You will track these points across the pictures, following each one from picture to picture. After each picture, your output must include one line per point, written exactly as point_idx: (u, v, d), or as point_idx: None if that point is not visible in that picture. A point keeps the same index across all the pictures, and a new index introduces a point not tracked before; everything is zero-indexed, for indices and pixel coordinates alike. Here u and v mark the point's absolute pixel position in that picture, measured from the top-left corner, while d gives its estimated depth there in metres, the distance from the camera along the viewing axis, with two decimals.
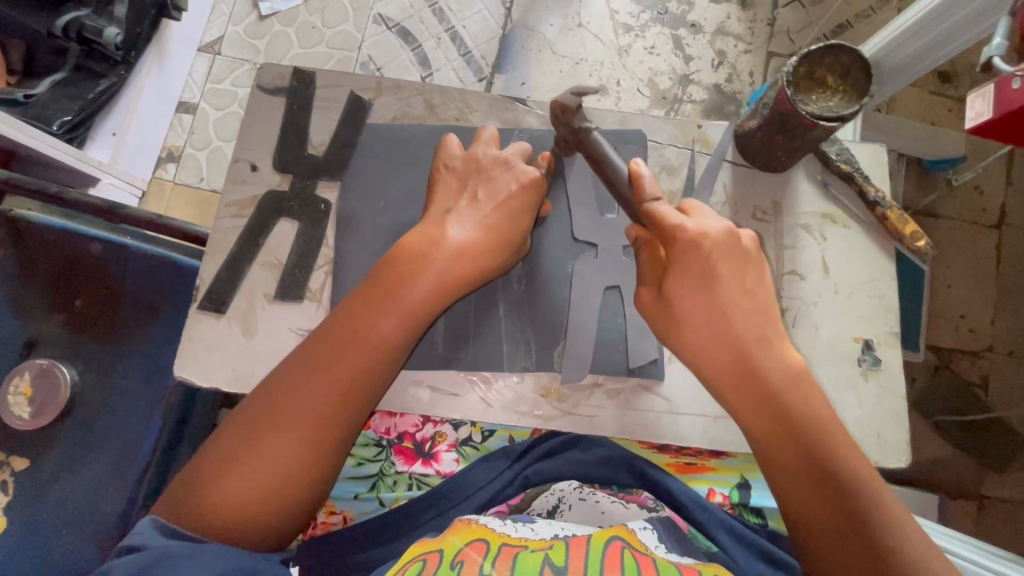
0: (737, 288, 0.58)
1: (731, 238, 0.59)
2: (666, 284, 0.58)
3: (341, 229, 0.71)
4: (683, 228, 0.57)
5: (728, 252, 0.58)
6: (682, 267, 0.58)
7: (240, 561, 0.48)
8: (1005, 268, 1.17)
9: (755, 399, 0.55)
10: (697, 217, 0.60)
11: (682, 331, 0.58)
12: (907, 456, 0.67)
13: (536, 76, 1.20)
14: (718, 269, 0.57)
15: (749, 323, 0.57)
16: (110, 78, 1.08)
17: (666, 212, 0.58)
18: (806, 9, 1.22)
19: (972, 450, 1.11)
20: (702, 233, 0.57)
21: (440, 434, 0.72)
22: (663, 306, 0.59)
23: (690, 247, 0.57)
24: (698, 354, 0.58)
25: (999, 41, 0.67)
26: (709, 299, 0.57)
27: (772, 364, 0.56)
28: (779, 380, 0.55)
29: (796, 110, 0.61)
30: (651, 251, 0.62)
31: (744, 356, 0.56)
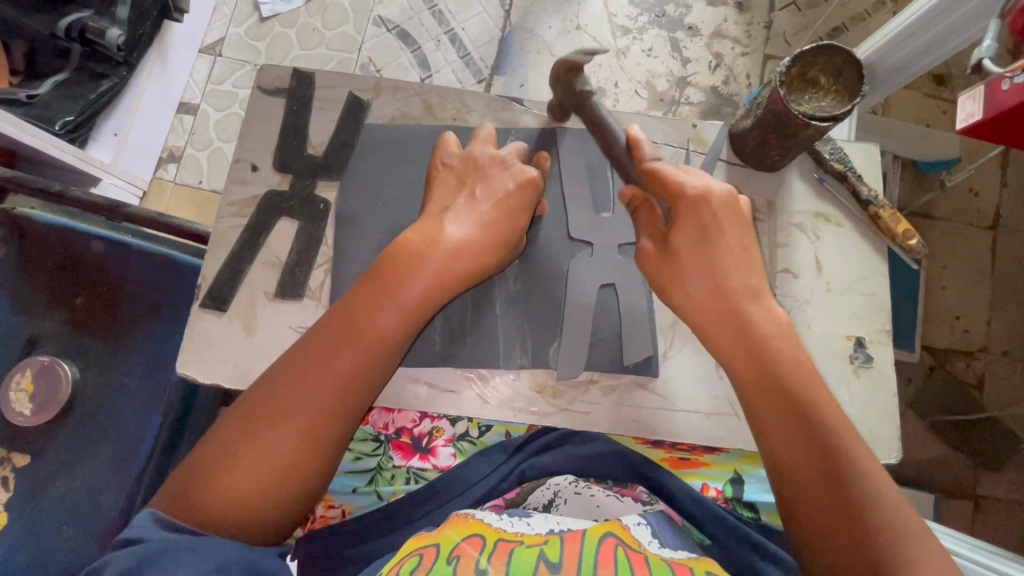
0: (737, 247, 0.61)
1: (731, 200, 0.62)
2: (672, 238, 0.61)
3: (340, 228, 0.72)
4: (690, 185, 0.60)
5: (729, 211, 0.61)
6: (688, 221, 0.60)
7: (239, 555, 0.48)
8: (999, 269, 1.18)
9: (754, 385, 0.56)
10: (698, 177, 0.63)
11: (686, 283, 0.60)
12: (898, 453, 0.68)
13: (535, 78, 1.21)
14: (721, 225, 0.60)
15: (747, 281, 0.59)
16: (112, 79, 1.10)
17: (669, 169, 0.62)
18: (802, 12, 1.23)
19: (967, 449, 1.12)
20: (707, 191, 0.61)
21: (437, 429, 0.72)
22: (667, 261, 0.61)
23: (698, 204, 0.60)
24: (699, 310, 0.59)
25: (990, 42, 0.70)
26: (711, 254, 0.60)
27: (770, 329, 0.58)
28: (780, 360, 0.56)
29: (788, 110, 0.63)
30: (650, 214, 0.64)
31: (743, 316, 0.58)
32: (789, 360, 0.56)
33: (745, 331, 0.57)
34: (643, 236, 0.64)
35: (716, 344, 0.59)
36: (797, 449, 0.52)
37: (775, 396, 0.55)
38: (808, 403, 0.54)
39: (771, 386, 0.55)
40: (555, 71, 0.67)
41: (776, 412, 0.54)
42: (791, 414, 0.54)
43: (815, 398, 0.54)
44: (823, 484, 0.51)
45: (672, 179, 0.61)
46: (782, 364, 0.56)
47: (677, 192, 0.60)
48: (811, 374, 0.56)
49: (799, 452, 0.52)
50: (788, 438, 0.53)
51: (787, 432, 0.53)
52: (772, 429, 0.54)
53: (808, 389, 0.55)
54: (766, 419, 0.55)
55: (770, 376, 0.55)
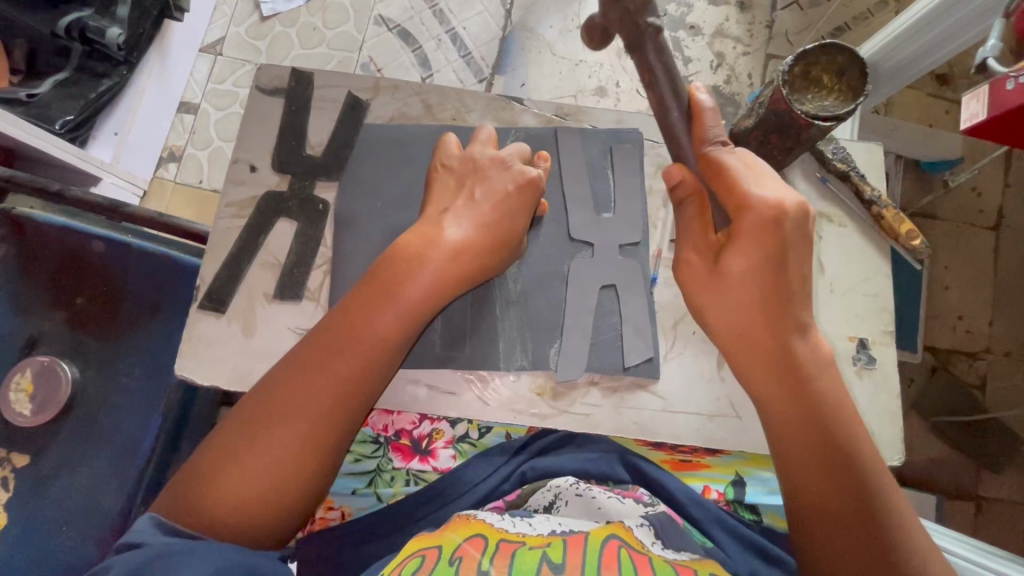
0: (798, 277, 0.55)
1: (804, 216, 0.55)
2: (726, 256, 0.55)
3: (339, 229, 0.71)
4: (760, 197, 0.54)
5: (801, 230, 0.55)
6: (749, 243, 0.54)
7: (241, 558, 0.48)
8: (1002, 269, 1.18)
9: (778, 403, 0.54)
10: (769, 184, 0.56)
11: (730, 307, 0.56)
12: (901, 455, 0.68)
13: (536, 77, 1.19)
14: (788, 253, 0.54)
15: (801, 313, 0.55)
16: (112, 78, 1.10)
17: (736, 169, 0.56)
18: (804, 11, 1.22)
19: (969, 451, 1.12)
20: (781, 208, 0.54)
21: (437, 431, 0.72)
22: (716, 279, 0.56)
23: (768, 222, 0.54)
24: (740, 335, 0.56)
25: (994, 41, 0.69)
26: (772, 280, 0.54)
27: (811, 356, 0.55)
28: (815, 384, 0.54)
29: (791, 110, 0.62)
30: (700, 209, 0.60)
31: (788, 348, 0.54)
32: (822, 381, 0.54)
33: (787, 363, 0.54)
34: (689, 241, 0.60)
35: (743, 365, 0.56)
36: (819, 473, 0.52)
37: (801, 417, 0.53)
38: (835, 428, 0.53)
39: (800, 409, 0.54)
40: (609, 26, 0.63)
41: (801, 433, 0.53)
42: (818, 438, 0.53)
43: (841, 419, 0.53)
44: (848, 518, 0.51)
45: (739, 188, 0.55)
46: (816, 390, 0.54)
47: (743, 204, 0.54)
48: (844, 402, 0.55)
49: (823, 480, 0.52)
50: (811, 461, 0.53)
51: (811, 457, 0.53)
52: (794, 448, 0.53)
53: (837, 414, 0.54)
54: (793, 444, 0.54)
55: (803, 403, 0.53)
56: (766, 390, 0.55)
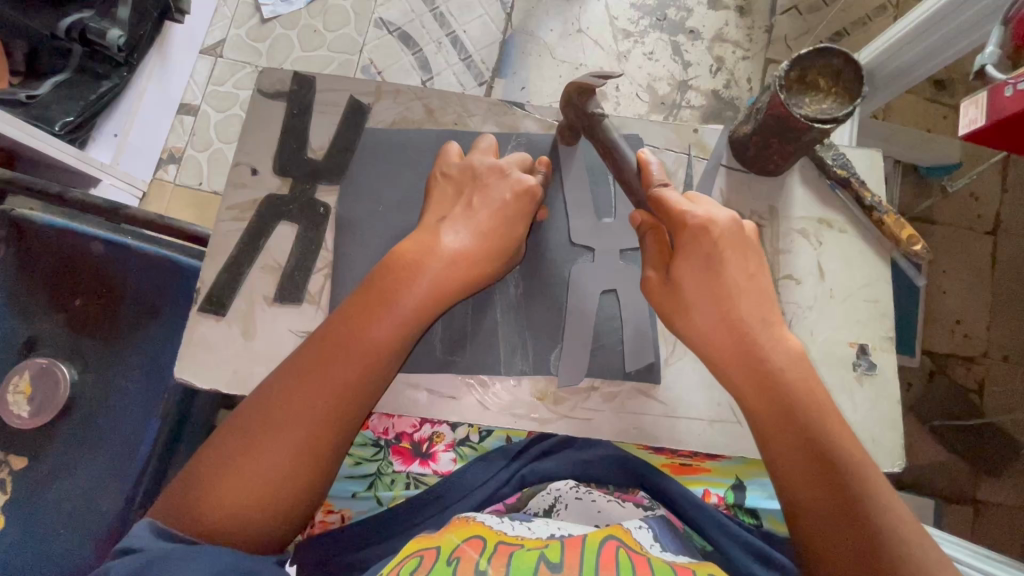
0: (742, 276, 0.59)
1: (734, 226, 0.61)
2: (674, 267, 0.60)
3: (340, 233, 0.71)
4: (692, 215, 0.59)
5: (734, 239, 0.60)
6: (690, 250, 0.59)
7: (234, 561, 0.47)
8: (999, 273, 1.18)
9: (763, 411, 0.56)
10: (703, 204, 0.61)
11: (691, 313, 0.59)
12: (902, 461, 0.68)
13: (536, 81, 1.21)
14: (725, 255, 0.59)
15: (758, 311, 0.59)
16: (113, 79, 1.09)
17: (674, 198, 0.60)
18: (804, 16, 1.23)
19: (968, 454, 1.12)
20: (709, 220, 0.59)
21: (438, 434, 0.72)
22: (671, 290, 0.60)
23: (699, 234, 0.59)
24: (707, 340, 0.59)
25: (993, 49, 0.69)
26: (715, 281, 0.59)
27: (783, 359, 0.57)
28: (794, 387, 0.56)
29: (789, 114, 0.62)
30: (658, 236, 0.63)
31: (754, 348, 0.57)
32: (796, 380, 0.56)
33: (755, 363, 0.57)
34: (648, 263, 0.63)
35: (725, 369, 0.58)
36: (807, 476, 0.53)
37: (786, 421, 0.55)
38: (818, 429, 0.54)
39: (783, 414, 0.55)
40: (565, 93, 0.67)
41: (787, 437, 0.54)
42: (800, 444, 0.54)
43: (822, 424, 0.55)
44: (841, 519, 0.51)
45: (673, 208, 0.60)
46: (797, 393, 0.56)
47: (678, 222, 0.59)
48: (826, 402, 0.56)
49: (815, 481, 0.52)
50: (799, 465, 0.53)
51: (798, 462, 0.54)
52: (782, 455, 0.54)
53: (819, 415, 0.55)
54: (783, 454, 0.54)
55: (780, 407, 0.55)
56: (751, 399, 0.57)
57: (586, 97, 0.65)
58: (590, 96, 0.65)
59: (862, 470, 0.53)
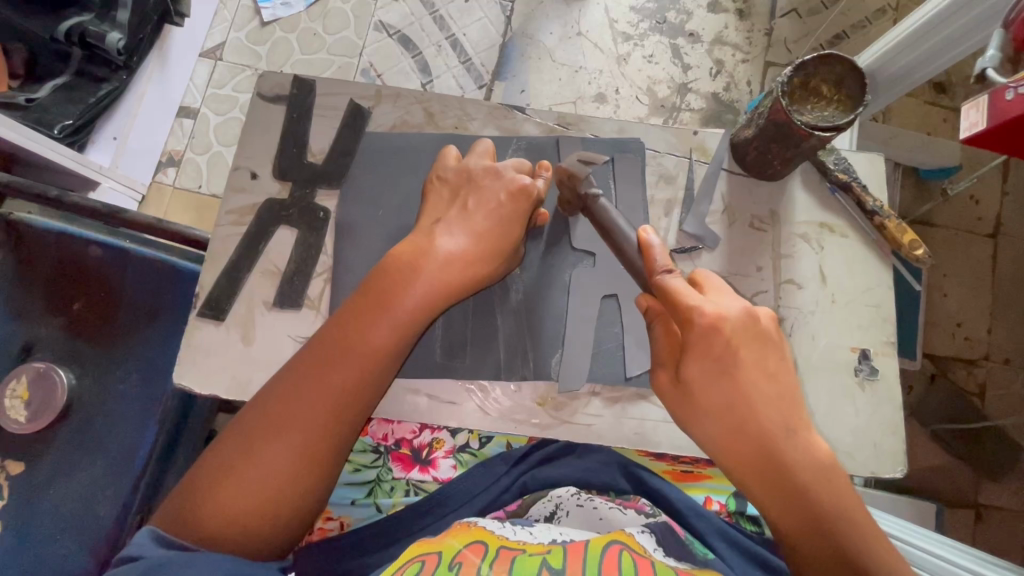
0: (760, 376, 0.56)
1: (748, 318, 0.58)
2: (685, 367, 0.56)
3: (340, 237, 0.71)
4: (702, 312, 0.55)
5: (748, 334, 0.57)
6: (703, 351, 0.56)
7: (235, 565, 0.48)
8: (1000, 277, 1.18)
9: (786, 515, 0.52)
10: (715, 297, 0.58)
11: (703, 418, 0.56)
12: (903, 466, 0.68)
13: (536, 84, 1.21)
14: (739, 355, 0.56)
15: (777, 416, 0.55)
16: (112, 82, 1.09)
17: (684, 290, 0.57)
18: (803, 19, 1.23)
19: (970, 459, 1.12)
20: (721, 317, 0.56)
21: (438, 440, 0.72)
22: (682, 391, 0.57)
23: (710, 330, 0.55)
24: (726, 451, 0.55)
25: (993, 52, 0.69)
26: (730, 380, 0.55)
27: (808, 471, 0.53)
28: (814, 494, 0.52)
29: (790, 121, 0.62)
30: (667, 328, 0.60)
31: (771, 450, 0.54)
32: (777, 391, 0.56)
33: (764, 445, 0.54)
34: (659, 361, 0.60)
35: (740, 477, 0.55)
36: (811, 542, 0.51)
37: (779, 472, 0.53)
38: (840, 527, 0.51)
39: (804, 520, 0.52)
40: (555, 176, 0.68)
41: (805, 534, 0.52)
42: (796, 495, 0.52)
43: (846, 525, 0.51)
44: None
45: (683, 302, 0.56)
46: (809, 481, 0.53)
47: (687, 318, 0.56)
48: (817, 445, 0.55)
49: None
50: (801, 522, 0.52)
51: (825, 568, 0.50)
52: (800, 551, 0.52)
53: (818, 466, 0.53)
54: (810, 558, 0.51)
55: (772, 456, 0.53)
56: (772, 503, 0.53)
57: (577, 177, 0.65)
58: (582, 179, 0.66)
59: (861, 526, 0.52)
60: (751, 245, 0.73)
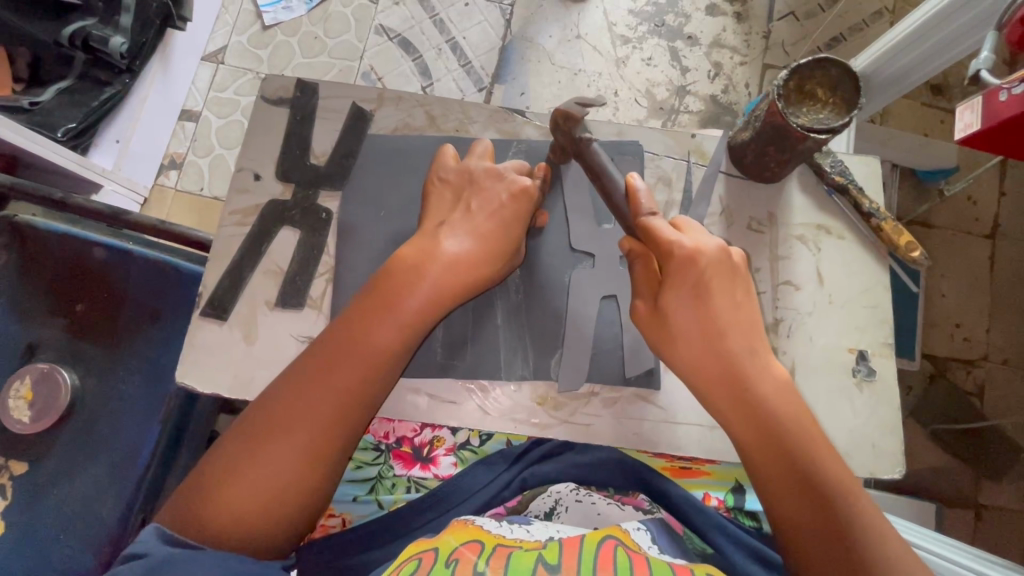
0: (728, 308, 0.58)
1: (722, 255, 0.60)
2: (662, 297, 0.59)
3: (342, 238, 0.72)
4: (680, 244, 0.58)
5: (721, 268, 0.59)
6: (679, 281, 0.58)
7: (235, 564, 0.48)
8: (998, 277, 1.19)
9: (754, 441, 0.55)
10: (691, 234, 0.60)
11: (675, 345, 0.58)
12: (902, 468, 0.68)
13: (535, 87, 1.22)
14: (711, 285, 0.58)
15: (745, 342, 0.58)
16: (115, 86, 1.11)
17: (663, 228, 0.59)
18: (800, 22, 1.24)
19: (969, 458, 1.12)
20: (697, 250, 0.58)
21: (438, 438, 0.73)
22: (658, 319, 0.59)
23: (687, 264, 0.58)
24: (698, 375, 0.58)
25: (988, 54, 0.69)
26: (703, 313, 0.58)
27: (780, 404, 0.56)
28: (782, 421, 0.55)
29: (787, 124, 0.63)
30: (647, 264, 0.62)
31: (740, 375, 0.56)
32: (772, 386, 0.56)
33: (736, 381, 0.56)
34: (637, 292, 0.62)
35: (708, 397, 0.58)
36: (790, 490, 0.53)
37: (759, 434, 0.55)
38: (809, 460, 0.53)
39: (773, 448, 0.54)
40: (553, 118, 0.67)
41: (776, 465, 0.54)
42: (773, 447, 0.54)
43: (813, 456, 0.54)
44: (825, 530, 0.51)
45: (663, 237, 0.59)
46: (779, 416, 0.55)
47: (666, 252, 0.58)
48: (793, 401, 0.56)
49: (819, 525, 0.51)
50: (777, 465, 0.54)
51: (792, 498, 0.53)
52: (780, 500, 0.53)
53: (797, 429, 0.55)
54: (786, 504, 0.53)
55: (745, 393, 0.56)
56: (746, 440, 0.55)
57: (572, 122, 0.64)
58: (577, 122, 0.64)
59: (840, 483, 0.53)
60: (750, 246, 0.74)
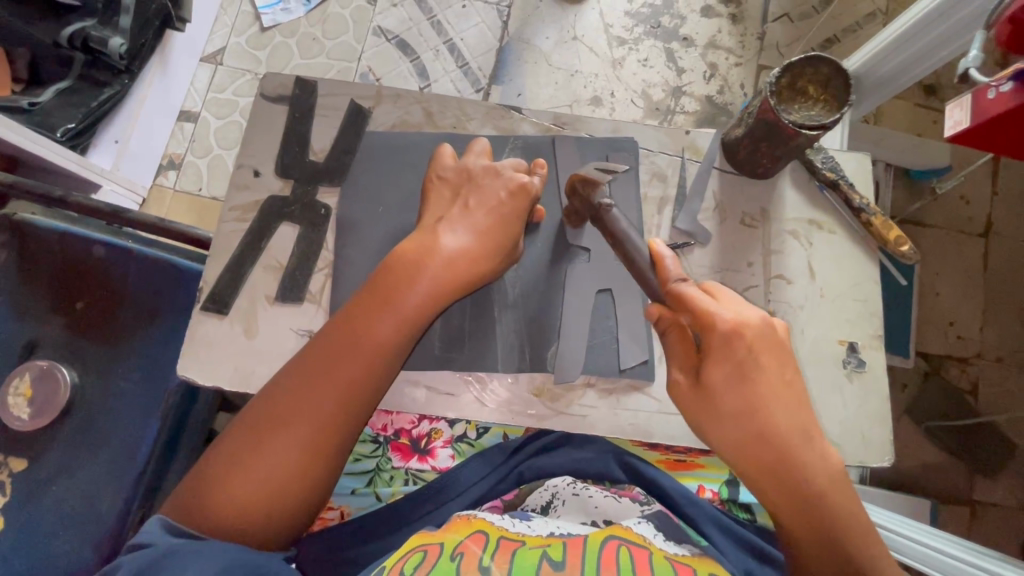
0: (774, 385, 0.55)
1: (765, 325, 0.57)
2: (704, 373, 0.56)
3: (340, 234, 0.73)
4: (723, 318, 0.55)
5: (766, 341, 0.56)
6: (722, 358, 0.55)
7: (245, 559, 0.49)
8: (991, 275, 1.20)
9: (767, 456, 0.54)
10: (728, 303, 0.58)
11: (717, 424, 0.55)
12: (891, 456, 0.69)
13: (532, 87, 1.23)
14: (759, 362, 0.55)
15: (791, 422, 0.55)
16: (114, 86, 1.11)
17: (697, 295, 0.57)
18: (794, 23, 1.25)
19: (963, 455, 1.13)
20: (739, 324, 0.56)
21: (436, 430, 0.74)
22: (700, 396, 0.56)
23: (731, 339, 0.55)
24: (738, 454, 0.55)
25: (976, 53, 0.70)
26: (747, 391, 0.55)
27: (818, 470, 0.54)
28: (815, 485, 0.53)
29: (779, 120, 0.63)
30: (680, 332, 0.59)
31: (760, 403, 0.55)
32: (785, 394, 0.56)
33: (756, 402, 0.55)
34: (673, 364, 0.59)
35: (721, 427, 0.56)
36: (798, 511, 0.53)
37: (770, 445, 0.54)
38: (821, 482, 0.53)
39: (799, 493, 0.53)
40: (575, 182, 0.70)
41: (786, 483, 0.53)
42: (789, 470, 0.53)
43: (834, 496, 0.53)
44: (832, 555, 0.52)
45: (703, 311, 0.56)
46: (795, 440, 0.54)
47: (708, 325, 0.55)
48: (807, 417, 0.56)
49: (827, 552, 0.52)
50: (790, 487, 0.53)
51: (802, 518, 0.53)
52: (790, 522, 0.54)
53: (807, 441, 0.54)
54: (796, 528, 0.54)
55: (764, 415, 0.54)
56: (757, 456, 0.54)
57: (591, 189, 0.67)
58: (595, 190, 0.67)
59: (848, 506, 0.54)
60: (742, 241, 0.75)
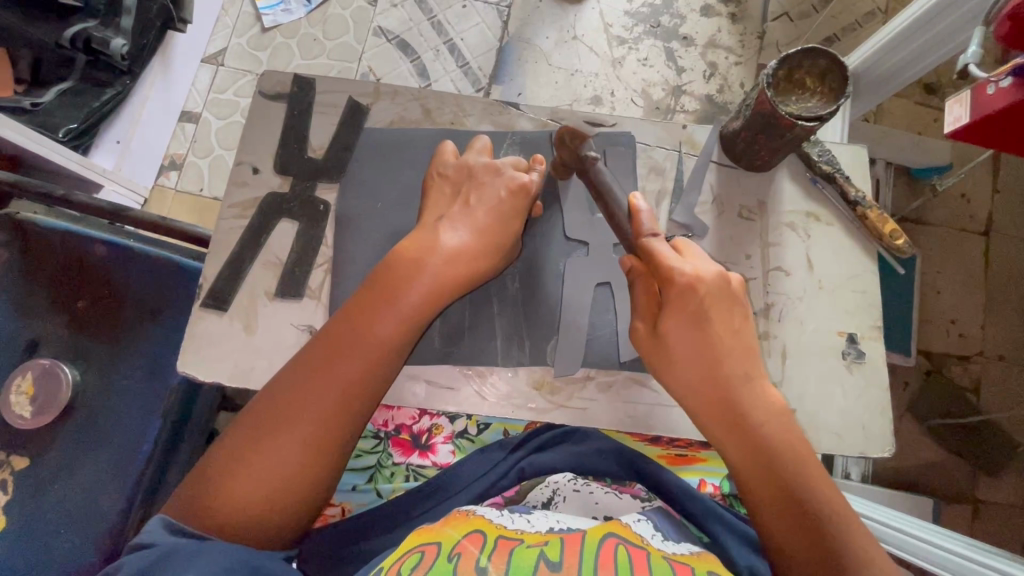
0: (727, 333, 0.60)
1: (721, 281, 0.61)
2: (662, 321, 0.60)
3: (339, 229, 0.73)
4: (681, 270, 0.59)
5: (720, 296, 0.60)
6: (677, 307, 0.59)
7: (250, 559, 0.49)
8: (992, 272, 1.20)
9: (717, 406, 0.58)
10: (692, 259, 0.62)
11: (675, 369, 0.59)
12: (891, 446, 0.69)
13: (533, 87, 1.24)
14: (711, 312, 0.59)
15: (743, 370, 0.59)
16: (116, 87, 1.13)
17: (664, 250, 0.61)
18: (794, 22, 1.25)
19: (966, 453, 1.13)
20: (697, 277, 0.59)
21: (437, 426, 0.75)
22: (657, 343, 0.60)
23: (687, 290, 0.59)
24: (695, 399, 0.59)
25: (975, 48, 0.70)
26: (703, 338, 0.59)
27: (765, 414, 0.57)
28: (772, 437, 0.56)
29: (776, 111, 0.64)
30: (646, 283, 0.63)
31: (717, 354, 0.59)
32: (739, 355, 0.59)
33: (713, 355, 0.58)
34: (637, 314, 0.63)
35: (679, 380, 0.59)
36: (762, 475, 0.55)
37: (720, 400, 0.57)
38: (774, 438, 0.56)
39: (757, 449, 0.55)
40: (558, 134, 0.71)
41: (740, 440, 0.56)
42: (744, 424, 0.56)
43: (791, 457, 0.55)
44: (795, 519, 0.52)
45: (662, 262, 0.60)
46: (747, 393, 0.58)
47: (668, 276, 0.59)
48: (754, 370, 0.59)
49: (789, 516, 0.53)
50: (744, 442, 0.56)
51: (764, 483, 0.54)
52: (753, 482, 0.55)
53: (755, 393, 0.58)
54: (756, 487, 0.55)
55: (722, 368, 0.58)
56: (710, 408, 0.58)
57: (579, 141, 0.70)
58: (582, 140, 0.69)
59: (805, 471, 0.54)
60: (741, 234, 0.75)
